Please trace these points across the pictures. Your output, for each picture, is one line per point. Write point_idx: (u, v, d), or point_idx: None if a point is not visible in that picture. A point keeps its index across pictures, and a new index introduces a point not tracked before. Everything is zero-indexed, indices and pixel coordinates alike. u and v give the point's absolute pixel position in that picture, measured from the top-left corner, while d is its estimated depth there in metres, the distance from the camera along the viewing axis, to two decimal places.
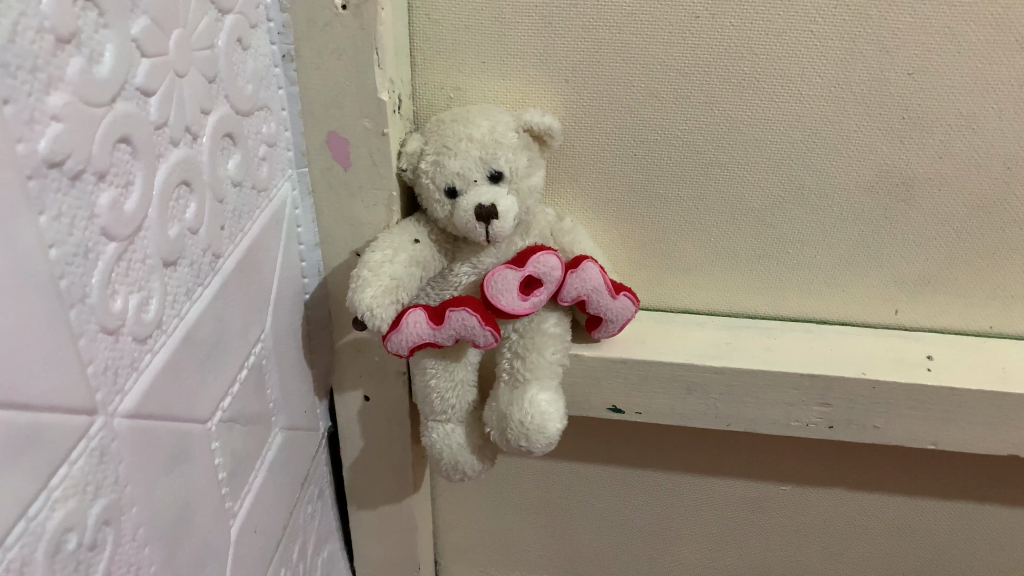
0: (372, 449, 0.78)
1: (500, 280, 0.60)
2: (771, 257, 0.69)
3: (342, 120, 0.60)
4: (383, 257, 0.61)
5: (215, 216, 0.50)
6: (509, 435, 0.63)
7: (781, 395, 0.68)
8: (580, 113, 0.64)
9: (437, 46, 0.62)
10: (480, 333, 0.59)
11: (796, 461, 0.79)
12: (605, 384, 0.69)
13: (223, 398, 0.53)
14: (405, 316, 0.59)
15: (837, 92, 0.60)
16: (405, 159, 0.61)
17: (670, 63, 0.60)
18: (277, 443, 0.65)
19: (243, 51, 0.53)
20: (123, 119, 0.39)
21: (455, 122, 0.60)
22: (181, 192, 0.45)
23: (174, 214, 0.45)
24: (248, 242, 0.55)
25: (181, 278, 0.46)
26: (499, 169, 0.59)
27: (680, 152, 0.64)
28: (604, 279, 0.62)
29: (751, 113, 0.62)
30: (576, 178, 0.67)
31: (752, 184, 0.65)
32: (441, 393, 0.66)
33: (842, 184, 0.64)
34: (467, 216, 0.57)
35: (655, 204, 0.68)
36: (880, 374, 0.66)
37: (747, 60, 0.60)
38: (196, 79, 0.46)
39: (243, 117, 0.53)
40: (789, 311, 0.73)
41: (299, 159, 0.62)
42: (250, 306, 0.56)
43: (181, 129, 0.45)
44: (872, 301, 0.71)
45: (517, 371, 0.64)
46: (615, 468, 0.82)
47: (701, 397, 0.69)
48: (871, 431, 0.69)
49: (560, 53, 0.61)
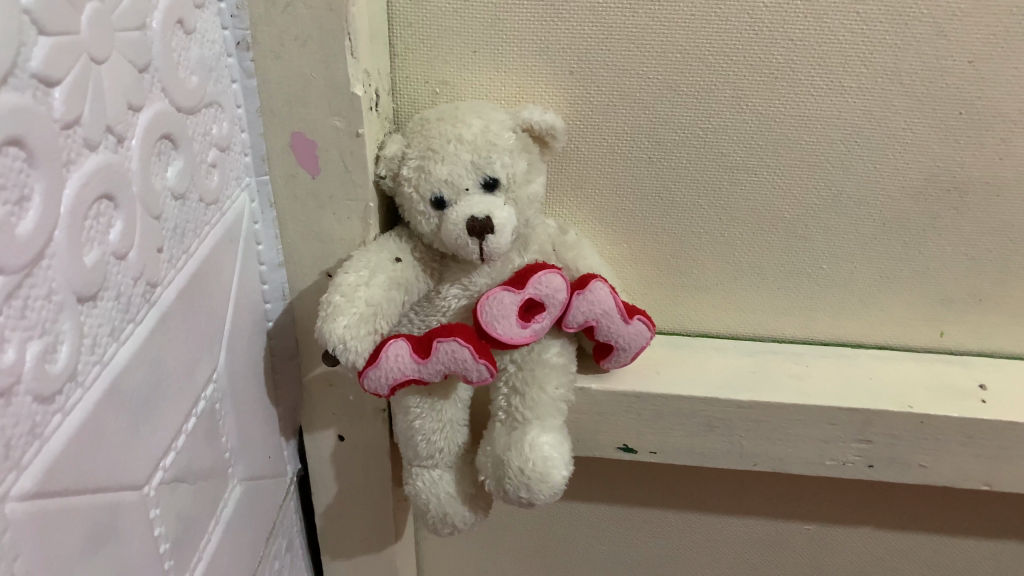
0: (347, 494, 0.69)
1: (495, 305, 0.51)
2: (801, 273, 0.61)
3: (308, 118, 0.50)
4: (358, 279, 0.52)
5: (150, 236, 0.41)
6: (506, 486, 0.54)
7: (815, 432, 0.59)
8: (586, 109, 0.55)
9: (420, 32, 0.54)
10: (473, 368, 0.50)
11: (822, 499, 0.70)
12: (614, 420, 0.60)
13: (164, 454, 0.44)
14: (385, 348, 0.50)
15: (885, 82, 0.52)
16: (383, 165, 0.52)
17: (693, 51, 0.52)
18: (235, 497, 0.56)
19: (186, 36, 0.43)
20: (13, 115, 0.29)
21: (441, 120, 0.52)
22: (102, 208, 0.36)
23: (92, 235, 0.36)
24: (195, 266, 0.46)
25: (104, 314, 0.37)
26: (494, 176, 0.51)
27: (702, 154, 0.56)
28: (615, 302, 0.54)
29: (784, 109, 0.54)
30: (581, 185, 0.59)
31: (783, 190, 0.57)
32: (427, 436, 0.57)
33: (884, 190, 0.56)
34: (457, 230, 0.49)
35: (671, 213, 0.59)
36: (929, 407, 0.58)
37: (781, 47, 0.51)
38: (122, 66, 0.37)
39: (187, 115, 0.44)
40: (819, 334, 0.65)
41: (258, 165, 0.53)
42: (198, 341, 0.47)
43: (101, 129, 0.35)
44: (914, 322, 0.63)
45: (515, 410, 0.55)
46: (619, 508, 0.73)
47: (723, 435, 0.60)
48: (915, 470, 0.61)
49: (564, 40, 0.53)
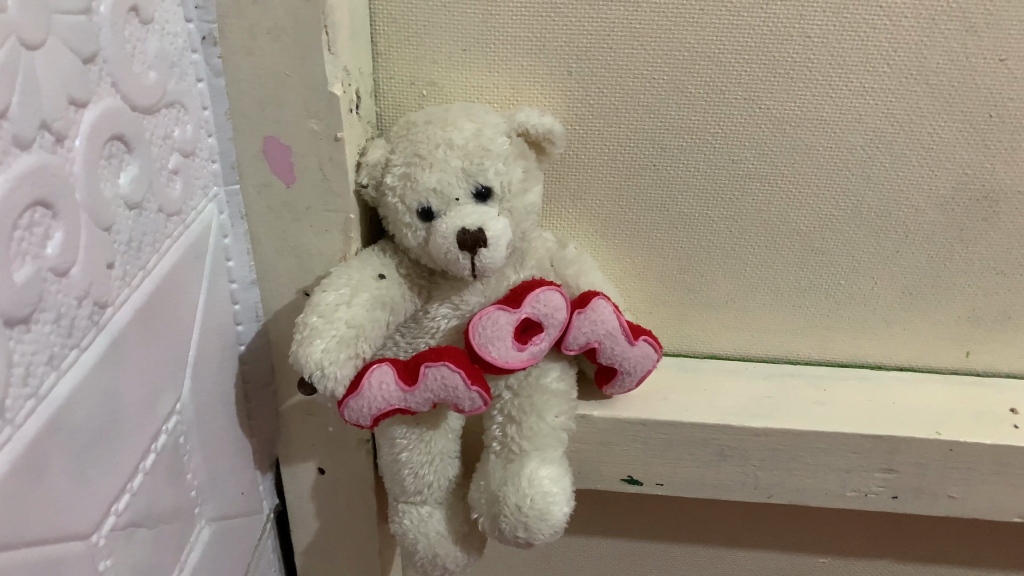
0: (329, 531, 0.63)
1: (488, 325, 0.47)
2: (819, 289, 0.57)
3: (282, 121, 0.46)
4: (338, 298, 0.47)
5: (98, 249, 0.36)
6: (502, 525, 0.49)
7: (837, 461, 0.55)
8: (586, 113, 0.51)
9: (405, 30, 0.49)
10: (465, 396, 0.46)
11: (839, 531, 0.65)
12: (618, 450, 0.56)
13: (117, 497, 0.39)
14: (367, 373, 0.46)
15: (910, 82, 0.48)
16: (365, 173, 0.48)
17: (701, 49, 0.48)
18: (203, 539, 0.50)
19: (142, 26, 0.39)
20: None
21: (429, 123, 0.47)
22: (38, 216, 0.31)
23: (24, 246, 0.31)
24: (154, 284, 0.41)
25: (40, 340, 0.32)
26: (487, 184, 0.46)
27: (711, 161, 0.52)
28: (620, 322, 0.49)
29: (800, 113, 0.50)
30: (581, 195, 0.54)
31: (799, 201, 0.53)
32: (415, 469, 0.52)
33: (909, 200, 0.52)
34: (447, 243, 0.45)
35: (678, 225, 0.55)
36: (959, 434, 0.53)
37: (798, 45, 0.47)
38: (62, 54, 0.32)
39: (143, 115, 0.39)
40: (836, 355, 0.60)
41: (227, 173, 0.48)
42: (158, 367, 0.42)
43: (35, 125, 0.31)
44: (939, 342, 0.58)
45: (511, 441, 0.51)
46: (622, 541, 0.68)
47: (736, 466, 0.56)
48: (944, 502, 0.56)
49: (562, 38, 0.49)
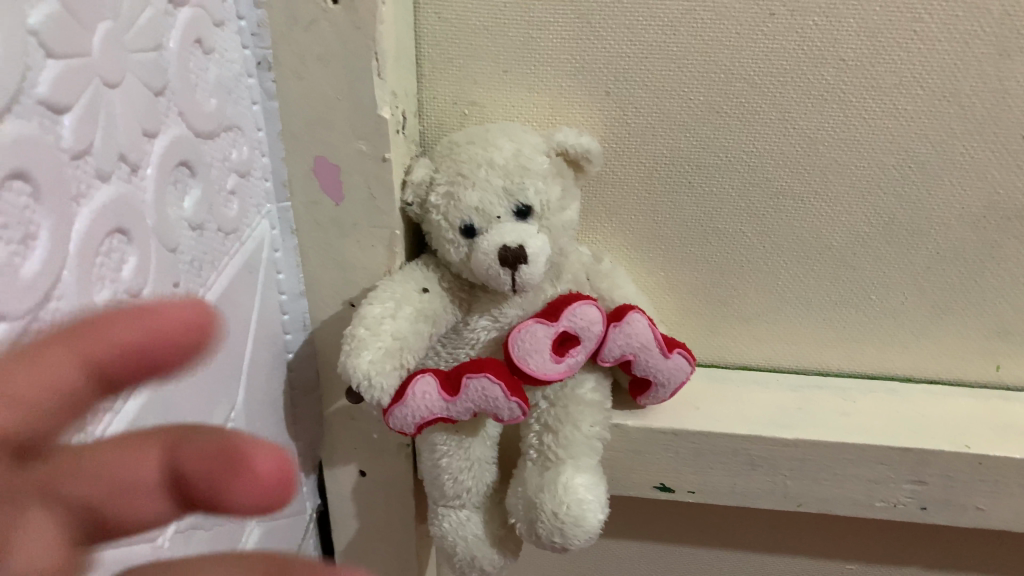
0: (369, 531, 0.66)
1: (527, 339, 0.49)
2: (849, 304, 0.58)
3: (331, 142, 0.48)
4: (383, 311, 0.49)
5: (165, 270, 0.38)
6: (538, 530, 0.51)
7: (865, 473, 0.56)
8: (623, 132, 0.52)
9: (448, 53, 0.51)
10: (504, 406, 0.48)
11: (867, 539, 0.66)
12: (650, 459, 0.57)
13: None
14: (411, 384, 0.48)
15: (943, 104, 0.49)
16: (410, 191, 0.50)
17: (737, 72, 0.49)
18: (253, 540, 0.53)
19: (204, 56, 0.41)
20: (15, 147, 0.27)
21: (471, 143, 0.49)
22: (116, 242, 0.34)
23: (103, 272, 0.33)
24: (213, 300, 0.43)
25: None
26: (527, 202, 0.48)
27: (745, 179, 0.53)
28: (654, 335, 0.51)
29: (834, 133, 0.51)
30: (616, 210, 0.56)
31: (831, 218, 0.54)
32: (454, 475, 0.54)
33: (940, 218, 0.53)
34: (488, 259, 0.46)
35: (712, 240, 0.56)
36: (987, 447, 0.54)
37: (832, 68, 0.48)
38: (135, 90, 0.34)
39: (205, 140, 0.41)
40: (866, 368, 0.61)
41: (279, 191, 0.51)
42: (215, 377, 0.45)
43: (113, 158, 0.33)
44: (969, 355, 0.59)
45: (547, 449, 0.52)
46: (652, 546, 0.70)
47: (766, 475, 0.57)
48: (972, 514, 0.57)
49: (601, 60, 0.50)
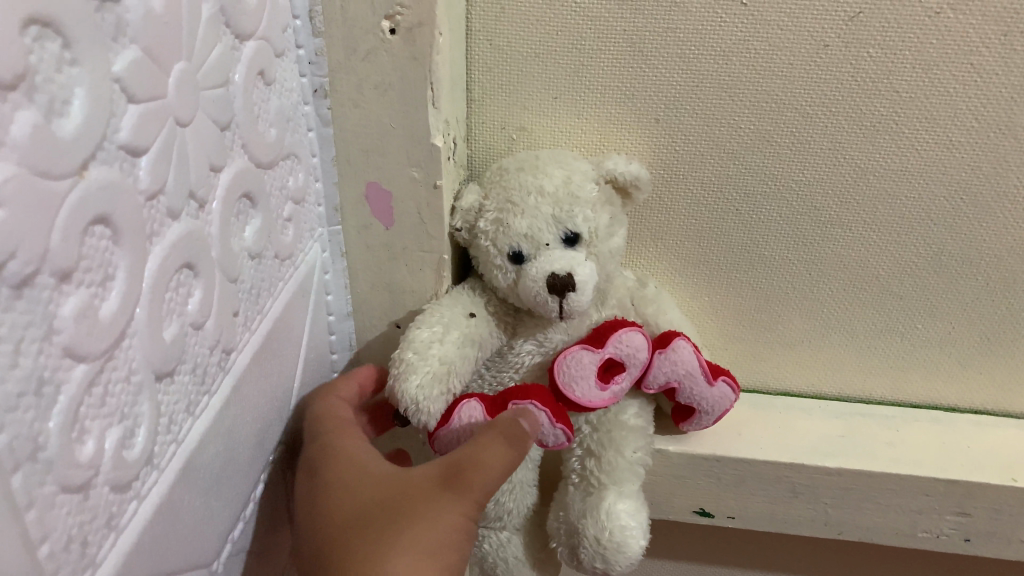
0: None
1: (573, 365, 0.49)
2: (894, 332, 0.58)
3: (384, 169, 0.48)
4: (431, 336, 0.49)
5: (227, 300, 0.38)
6: (580, 555, 0.51)
7: (909, 502, 0.55)
8: (671, 158, 0.52)
9: (499, 79, 0.51)
10: (549, 433, 0.48)
11: (907, 566, 0.66)
12: (691, 483, 0.57)
13: (233, 524, 0.43)
14: (457, 408, 0.48)
15: (1000, 136, 0.48)
16: (459, 217, 0.50)
17: (787, 102, 0.49)
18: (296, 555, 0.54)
19: (266, 87, 0.41)
20: (99, 193, 0.27)
21: (521, 170, 0.49)
22: (183, 277, 0.34)
23: (171, 307, 0.33)
24: (269, 325, 0.44)
25: (180, 390, 0.35)
26: (576, 230, 0.48)
27: (793, 207, 0.53)
28: (699, 362, 0.50)
29: (884, 163, 0.50)
30: (662, 235, 0.56)
31: (878, 247, 0.54)
32: (497, 498, 0.54)
33: (992, 249, 0.53)
34: (537, 286, 0.46)
35: (758, 266, 0.56)
36: None
37: (885, 100, 0.48)
38: (204, 127, 0.35)
39: (265, 170, 0.42)
40: (908, 395, 0.61)
41: (330, 215, 0.51)
42: (268, 401, 0.45)
43: (183, 196, 0.33)
44: (1015, 385, 0.59)
45: (590, 474, 0.52)
46: (688, 566, 0.70)
47: (808, 503, 0.57)
48: (1017, 546, 0.56)
49: (650, 88, 0.50)
